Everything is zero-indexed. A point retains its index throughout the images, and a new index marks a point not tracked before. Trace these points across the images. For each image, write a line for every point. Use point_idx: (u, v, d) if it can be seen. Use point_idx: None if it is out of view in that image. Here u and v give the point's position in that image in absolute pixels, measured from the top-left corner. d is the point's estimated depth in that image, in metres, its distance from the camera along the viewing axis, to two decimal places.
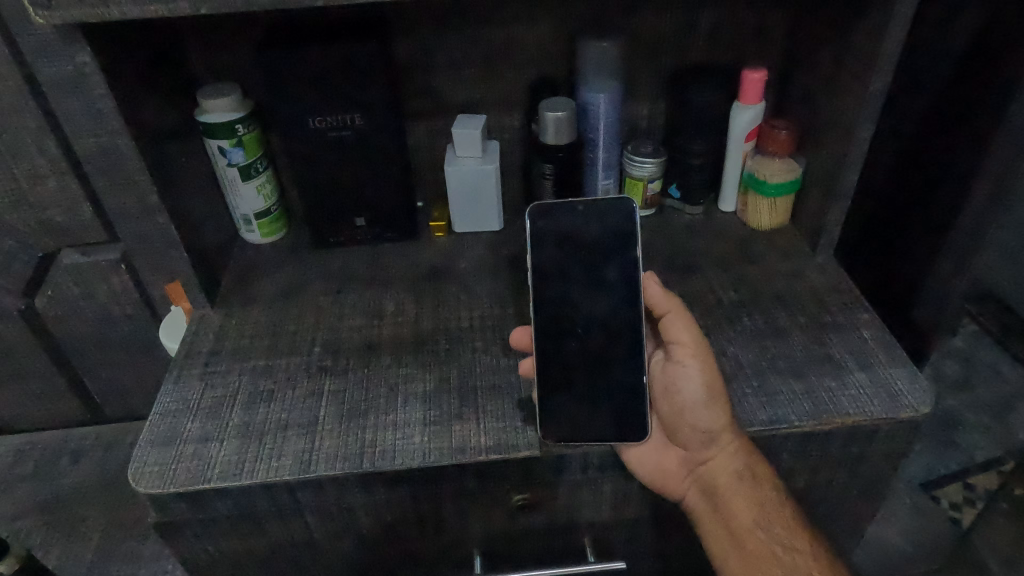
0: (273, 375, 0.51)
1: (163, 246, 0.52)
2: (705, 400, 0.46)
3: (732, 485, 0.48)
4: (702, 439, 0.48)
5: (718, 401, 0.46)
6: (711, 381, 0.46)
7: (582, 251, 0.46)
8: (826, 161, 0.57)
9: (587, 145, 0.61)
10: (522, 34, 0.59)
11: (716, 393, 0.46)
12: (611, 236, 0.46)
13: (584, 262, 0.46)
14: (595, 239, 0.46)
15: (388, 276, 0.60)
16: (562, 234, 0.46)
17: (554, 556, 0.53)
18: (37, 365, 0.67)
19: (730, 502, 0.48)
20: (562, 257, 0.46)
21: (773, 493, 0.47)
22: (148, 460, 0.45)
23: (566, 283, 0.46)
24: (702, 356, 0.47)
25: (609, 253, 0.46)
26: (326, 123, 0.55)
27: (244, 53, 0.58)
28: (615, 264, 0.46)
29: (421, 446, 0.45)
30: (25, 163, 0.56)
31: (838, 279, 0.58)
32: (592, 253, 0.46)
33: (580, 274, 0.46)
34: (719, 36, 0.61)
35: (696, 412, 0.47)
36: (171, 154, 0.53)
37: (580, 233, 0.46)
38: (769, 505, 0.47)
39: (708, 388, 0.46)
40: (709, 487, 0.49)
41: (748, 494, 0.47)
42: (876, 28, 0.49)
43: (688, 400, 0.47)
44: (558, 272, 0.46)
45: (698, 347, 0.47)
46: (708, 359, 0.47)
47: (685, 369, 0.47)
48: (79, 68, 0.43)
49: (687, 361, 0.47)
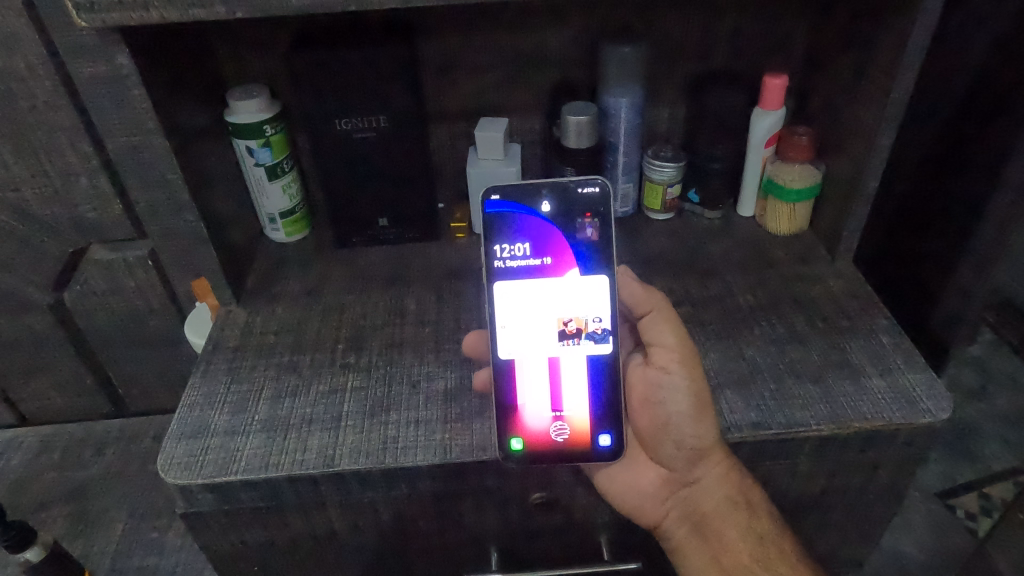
0: (297, 371, 0.52)
1: (192, 243, 0.53)
2: (692, 413, 0.46)
3: (724, 513, 0.48)
4: (688, 459, 0.48)
5: (705, 413, 0.46)
6: (698, 390, 0.46)
7: (551, 238, 0.46)
8: (846, 167, 0.57)
9: (609, 149, 0.63)
10: (545, 40, 0.60)
11: (703, 402, 0.46)
12: (581, 221, 0.46)
13: (551, 249, 0.46)
14: (561, 227, 0.46)
15: (409, 276, 0.61)
16: (529, 222, 0.46)
17: (570, 556, 0.54)
18: (63, 357, 0.69)
19: (719, 527, 0.49)
20: (530, 246, 0.46)
21: (768, 523, 0.47)
22: (177, 452, 0.47)
23: (535, 273, 0.46)
24: (688, 364, 0.46)
25: (586, 241, 0.46)
26: (352, 124, 0.57)
27: (273, 55, 0.60)
28: (585, 254, 0.46)
29: (442, 442, 0.46)
30: (59, 160, 0.58)
31: (858, 285, 0.58)
32: (558, 239, 0.46)
33: (551, 266, 0.46)
34: (741, 43, 0.62)
35: (680, 425, 0.47)
36: (202, 153, 0.54)
37: (542, 222, 0.46)
38: (767, 537, 0.47)
39: (693, 399, 0.46)
40: (694, 508, 0.50)
41: (742, 523, 0.48)
42: (899, 35, 0.49)
43: (674, 412, 0.46)
44: (528, 261, 0.46)
45: (681, 353, 0.46)
46: (694, 369, 0.46)
47: (668, 377, 0.46)
48: (116, 69, 0.45)
49: (670, 368, 0.46)
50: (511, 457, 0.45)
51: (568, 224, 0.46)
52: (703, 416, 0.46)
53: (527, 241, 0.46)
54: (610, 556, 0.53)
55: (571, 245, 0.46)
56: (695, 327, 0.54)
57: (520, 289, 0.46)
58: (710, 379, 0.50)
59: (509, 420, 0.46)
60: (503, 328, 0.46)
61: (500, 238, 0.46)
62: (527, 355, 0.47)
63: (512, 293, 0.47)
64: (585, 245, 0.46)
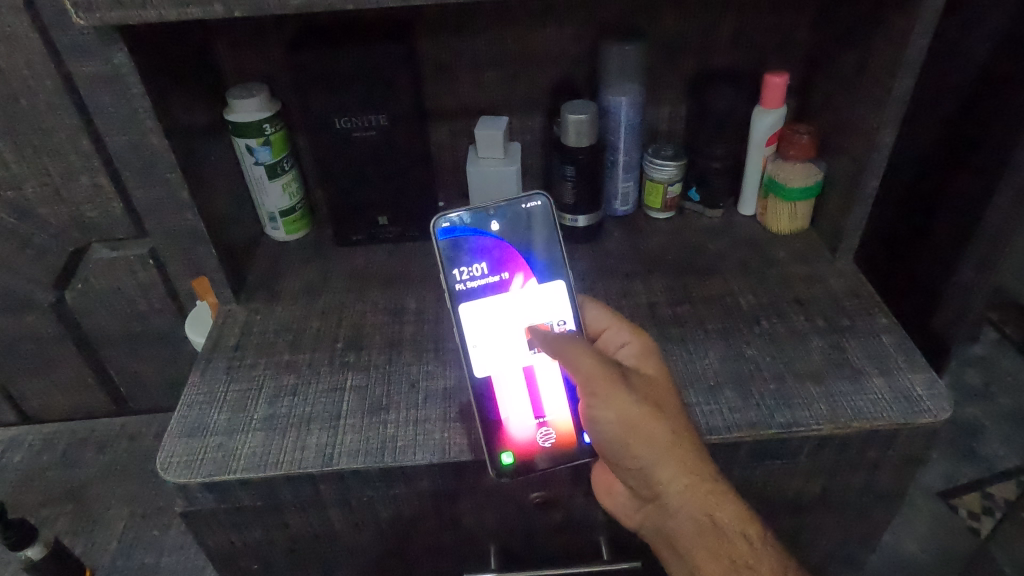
0: (296, 370, 0.52)
1: (192, 241, 0.53)
2: (622, 436, 0.43)
3: (690, 532, 0.44)
4: (643, 476, 0.44)
5: (645, 439, 0.43)
6: (621, 413, 0.43)
7: (506, 255, 0.48)
8: (847, 166, 0.57)
9: (609, 148, 0.62)
10: (546, 38, 0.60)
11: (638, 431, 0.43)
12: (531, 235, 0.49)
13: (507, 265, 0.48)
14: (513, 242, 0.48)
15: (408, 275, 0.61)
16: (483, 244, 0.48)
17: (569, 555, 0.54)
18: (64, 356, 0.69)
19: (688, 545, 0.44)
20: (487, 266, 0.48)
21: (743, 546, 0.42)
22: (176, 451, 0.47)
23: (497, 290, 0.48)
24: (607, 395, 0.43)
25: (538, 252, 0.49)
26: (351, 123, 0.57)
27: (273, 53, 0.60)
28: (537, 263, 0.49)
29: (441, 441, 0.46)
30: (60, 159, 0.58)
31: (859, 284, 0.58)
32: (512, 255, 0.48)
33: (510, 281, 0.48)
34: (742, 42, 0.61)
35: (623, 452, 0.44)
36: (202, 151, 0.54)
37: (497, 240, 0.48)
38: (741, 561, 0.42)
39: (625, 429, 0.43)
40: (661, 526, 0.46)
41: (708, 543, 0.43)
42: (900, 33, 0.49)
43: (605, 438, 0.44)
44: (488, 279, 0.48)
45: (598, 384, 0.43)
46: (611, 394, 0.43)
47: (594, 411, 0.44)
48: (115, 67, 0.45)
49: (590, 401, 0.44)
50: (504, 472, 0.45)
51: (520, 237, 0.48)
52: (648, 441, 0.42)
53: (484, 261, 0.48)
54: (610, 555, 0.53)
55: (524, 258, 0.48)
56: (694, 326, 0.54)
57: (488, 308, 0.48)
58: (709, 378, 0.50)
59: (495, 435, 0.46)
60: (476, 347, 0.47)
61: (457, 263, 0.48)
62: (503, 369, 0.48)
63: (479, 313, 0.48)
64: (536, 256, 0.49)
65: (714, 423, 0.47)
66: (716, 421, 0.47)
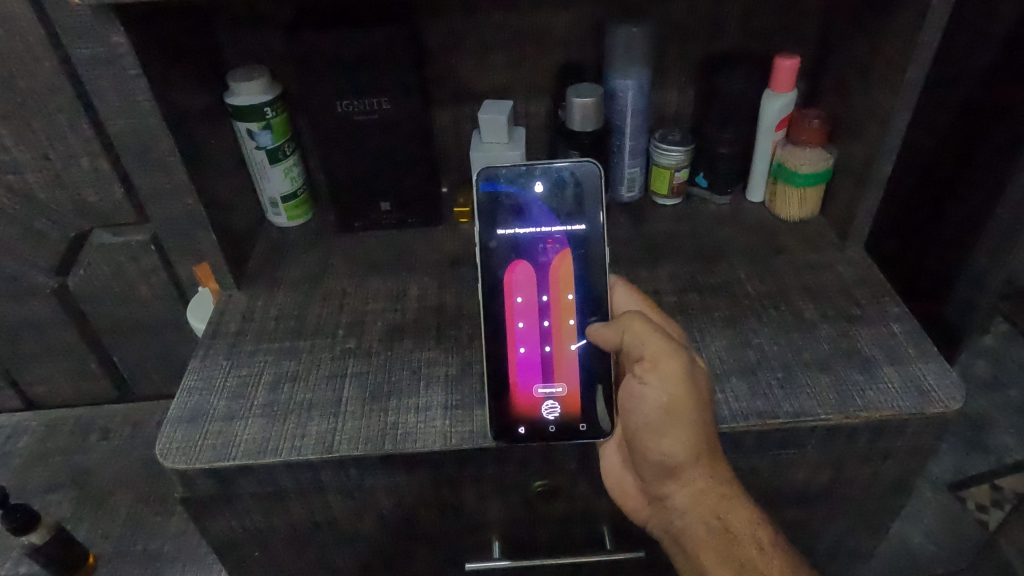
0: (297, 358, 0.51)
1: (192, 226, 0.53)
2: (664, 419, 0.42)
3: (698, 530, 0.44)
4: (663, 470, 0.44)
5: (683, 429, 0.42)
6: (673, 397, 0.41)
7: (546, 220, 0.46)
8: (858, 150, 0.56)
9: (614, 132, 0.61)
10: (551, 20, 0.59)
11: (683, 419, 0.42)
12: (574, 203, 0.46)
13: (545, 229, 0.46)
14: (554, 202, 0.46)
15: (411, 260, 0.60)
16: (523, 199, 0.46)
17: (573, 544, 0.54)
18: (68, 343, 0.69)
19: (694, 544, 0.44)
20: (524, 223, 0.46)
21: (751, 550, 0.42)
22: (175, 437, 0.46)
23: (528, 251, 0.46)
24: (666, 372, 0.42)
25: (578, 221, 0.46)
26: (353, 106, 0.56)
27: (274, 35, 0.59)
28: (574, 229, 0.46)
29: (443, 428, 0.46)
30: (60, 143, 0.57)
31: (868, 271, 0.57)
32: (553, 220, 0.46)
33: (546, 248, 0.46)
34: (751, 24, 0.60)
35: (649, 444, 0.44)
36: (202, 134, 0.53)
37: (534, 199, 0.46)
38: (750, 565, 0.42)
39: (671, 410, 0.42)
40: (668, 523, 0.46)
41: (720, 545, 0.43)
42: (915, 13, 0.47)
43: (644, 419, 0.43)
44: (520, 238, 0.46)
45: (660, 362, 0.42)
46: (671, 374, 0.41)
47: (645, 386, 0.43)
48: (113, 48, 0.44)
49: (645, 375, 0.42)
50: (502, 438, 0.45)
51: (561, 199, 0.46)
52: (681, 431, 0.42)
53: (521, 218, 0.46)
54: (614, 544, 0.53)
55: (563, 225, 0.46)
56: (700, 314, 0.53)
57: (515, 268, 0.46)
58: (715, 367, 0.49)
59: (503, 393, 0.46)
60: (497, 304, 0.46)
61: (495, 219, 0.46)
62: (522, 328, 0.47)
63: (506, 269, 0.46)
64: (574, 222, 0.46)
65: (721, 412, 0.46)
66: (723, 410, 0.46)
